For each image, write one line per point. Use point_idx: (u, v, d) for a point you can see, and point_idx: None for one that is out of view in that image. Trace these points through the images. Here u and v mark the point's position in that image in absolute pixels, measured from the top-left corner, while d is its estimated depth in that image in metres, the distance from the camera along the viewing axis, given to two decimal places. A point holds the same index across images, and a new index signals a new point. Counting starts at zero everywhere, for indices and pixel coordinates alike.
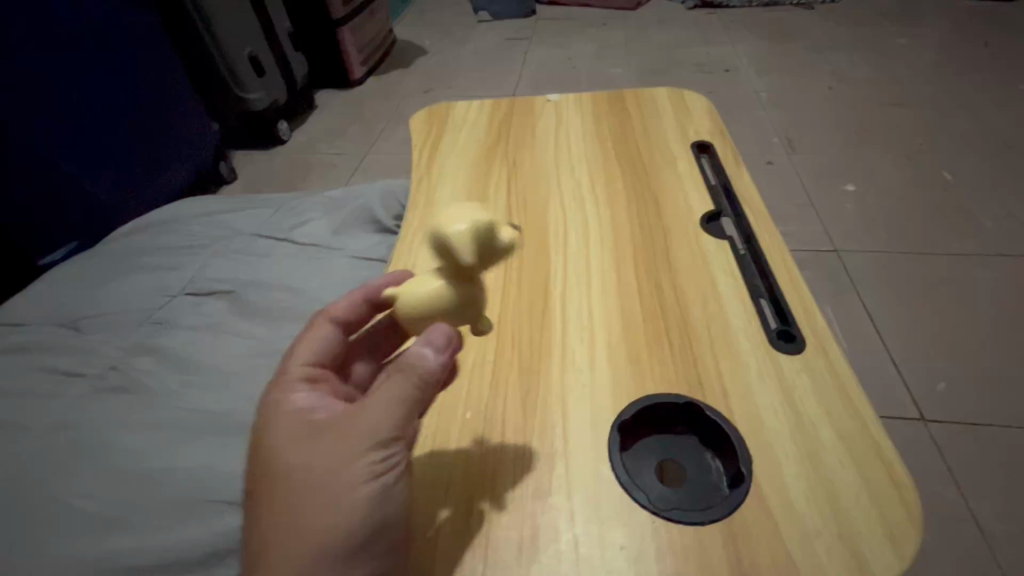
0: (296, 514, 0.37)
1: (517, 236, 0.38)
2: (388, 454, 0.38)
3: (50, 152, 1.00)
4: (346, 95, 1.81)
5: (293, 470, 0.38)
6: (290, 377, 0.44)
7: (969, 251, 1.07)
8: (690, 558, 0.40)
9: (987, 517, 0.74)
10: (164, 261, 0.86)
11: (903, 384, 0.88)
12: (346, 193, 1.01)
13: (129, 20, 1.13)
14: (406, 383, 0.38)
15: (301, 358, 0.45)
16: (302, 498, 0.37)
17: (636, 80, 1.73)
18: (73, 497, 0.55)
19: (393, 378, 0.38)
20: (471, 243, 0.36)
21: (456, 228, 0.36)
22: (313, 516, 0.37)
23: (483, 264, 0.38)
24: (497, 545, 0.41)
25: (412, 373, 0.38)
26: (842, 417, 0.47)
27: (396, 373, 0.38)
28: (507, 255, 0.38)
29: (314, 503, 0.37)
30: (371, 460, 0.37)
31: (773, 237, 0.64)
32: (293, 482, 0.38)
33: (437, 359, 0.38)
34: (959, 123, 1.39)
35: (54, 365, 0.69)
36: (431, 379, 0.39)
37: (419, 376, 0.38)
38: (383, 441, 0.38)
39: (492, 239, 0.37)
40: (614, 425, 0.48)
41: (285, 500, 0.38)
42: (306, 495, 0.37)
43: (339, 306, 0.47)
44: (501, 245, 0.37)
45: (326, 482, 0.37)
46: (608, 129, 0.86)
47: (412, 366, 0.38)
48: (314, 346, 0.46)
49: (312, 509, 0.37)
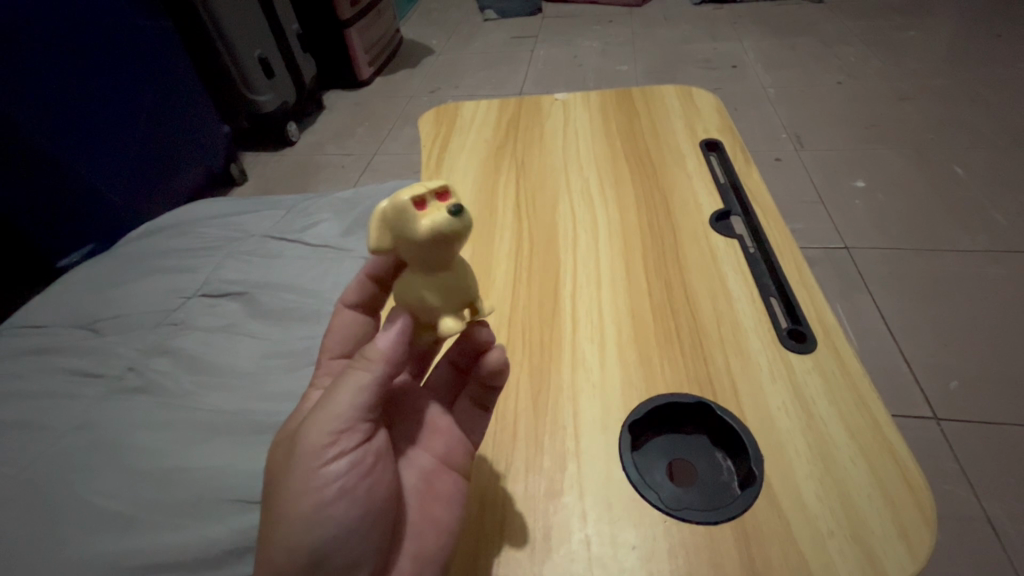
0: (273, 509, 0.38)
1: (444, 220, 0.35)
2: (329, 459, 0.37)
3: (67, 154, 1.01)
4: (354, 96, 1.82)
5: (275, 468, 0.39)
6: (319, 374, 0.47)
7: (982, 247, 1.06)
8: (702, 558, 0.40)
9: (1000, 517, 0.74)
10: (178, 262, 0.87)
11: (914, 382, 0.88)
12: (356, 194, 1.02)
13: (141, 26, 1.15)
14: (356, 379, 0.37)
15: (330, 352, 0.47)
16: (277, 492, 0.38)
17: (643, 77, 1.72)
18: (95, 496, 0.56)
19: (352, 368, 0.38)
20: (377, 221, 0.37)
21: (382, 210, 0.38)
22: (273, 522, 0.37)
23: (403, 248, 0.37)
24: (511, 544, 0.42)
25: (367, 361, 0.38)
26: (854, 417, 0.47)
27: (356, 362, 0.38)
28: (431, 239, 0.35)
29: (282, 497, 0.37)
30: (315, 465, 0.37)
31: (784, 236, 0.64)
32: (273, 478, 0.39)
33: (387, 340, 0.38)
34: (970, 117, 1.38)
35: (73, 366, 0.70)
36: (387, 364, 0.38)
37: (372, 362, 0.38)
38: (338, 429, 0.37)
39: (394, 216, 0.36)
40: (626, 425, 0.48)
41: (269, 497, 0.39)
42: (278, 488, 0.38)
43: (348, 291, 0.47)
44: (413, 224, 0.35)
45: (290, 473, 0.37)
46: (616, 128, 0.86)
47: (369, 354, 0.38)
48: (339, 336, 0.47)
49: (279, 507, 0.37)
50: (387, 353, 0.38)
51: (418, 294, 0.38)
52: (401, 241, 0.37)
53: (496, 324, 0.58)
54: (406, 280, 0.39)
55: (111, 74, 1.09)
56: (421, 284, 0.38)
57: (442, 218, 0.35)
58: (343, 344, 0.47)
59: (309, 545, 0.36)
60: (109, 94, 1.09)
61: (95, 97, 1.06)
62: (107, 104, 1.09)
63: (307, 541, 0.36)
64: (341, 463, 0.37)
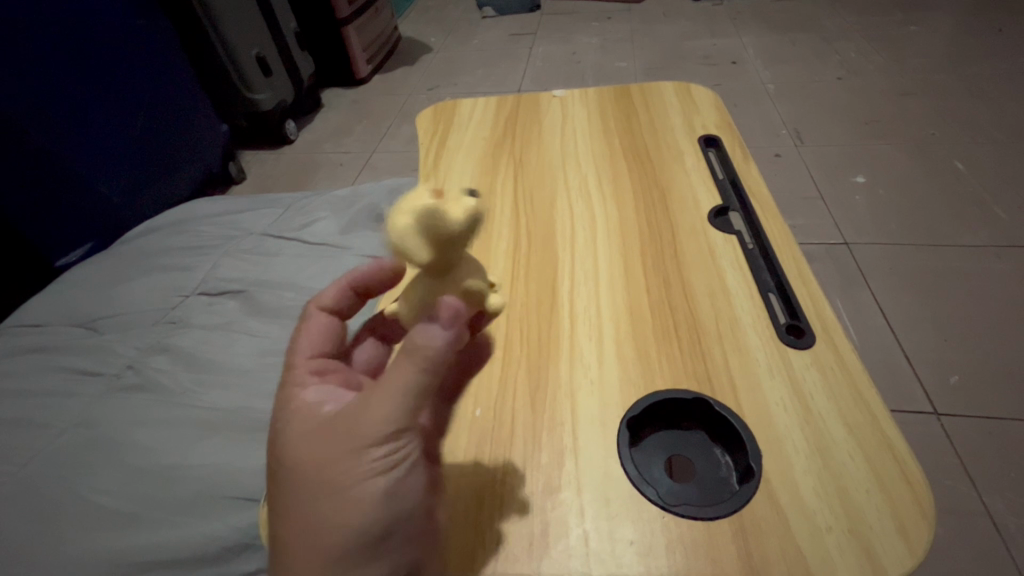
0: (303, 509, 0.37)
1: (474, 209, 0.37)
2: (389, 450, 0.37)
3: (64, 153, 1.01)
4: (352, 94, 1.82)
5: (300, 466, 0.37)
6: (297, 374, 0.42)
7: (982, 242, 1.06)
8: (700, 554, 0.40)
9: (1001, 512, 0.74)
10: (176, 261, 0.87)
11: (914, 377, 0.88)
12: (354, 192, 1.01)
13: (137, 25, 1.14)
14: (414, 373, 0.36)
15: (305, 352, 0.44)
16: (310, 493, 0.37)
17: (642, 73, 1.72)
18: (94, 494, 0.57)
19: (395, 364, 0.37)
20: (414, 239, 0.36)
21: (393, 228, 0.37)
22: (325, 514, 0.36)
23: (440, 251, 0.38)
24: (508, 542, 0.42)
25: (414, 357, 0.36)
26: (852, 411, 0.47)
27: (400, 357, 0.37)
28: (468, 231, 0.38)
29: (319, 497, 0.37)
30: (375, 457, 0.36)
31: (783, 231, 0.64)
32: (300, 475, 0.37)
33: (445, 336, 0.37)
34: (971, 112, 1.37)
35: (71, 365, 0.70)
36: (444, 359, 0.37)
37: (431, 358, 0.36)
38: (397, 422, 0.36)
39: (430, 223, 0.36)
40: (624, 422, 0.48)
41: (294, 496, 0.37)
42: (327, 480, 0.37)
43: (326, 294, 0.47)
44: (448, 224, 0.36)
45: (330, 472, 0.36)
46: (614, 124, 0.86)
47: (418, 350, 0.36)
48: (313, 337, 0.45)
49: (332, 499, 0.36)
50: (435, 352, 0.36)
51: (467, 287, 0.42)
52: (443, 244, 0.37)
53: (494, 320, 0.58)
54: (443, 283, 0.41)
55: (109, 73, 1.09)
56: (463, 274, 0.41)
57: (472, 208, 0.37)
58: (319, 343, 0.45)
59: (370, 532, 0.37)
60: (105, 93, 1.09)
61: (93, 96, 1.06)
62: (104, 104, 1.08)
63: (368, 528, 0.36)
64: (398, 454, 0.37)
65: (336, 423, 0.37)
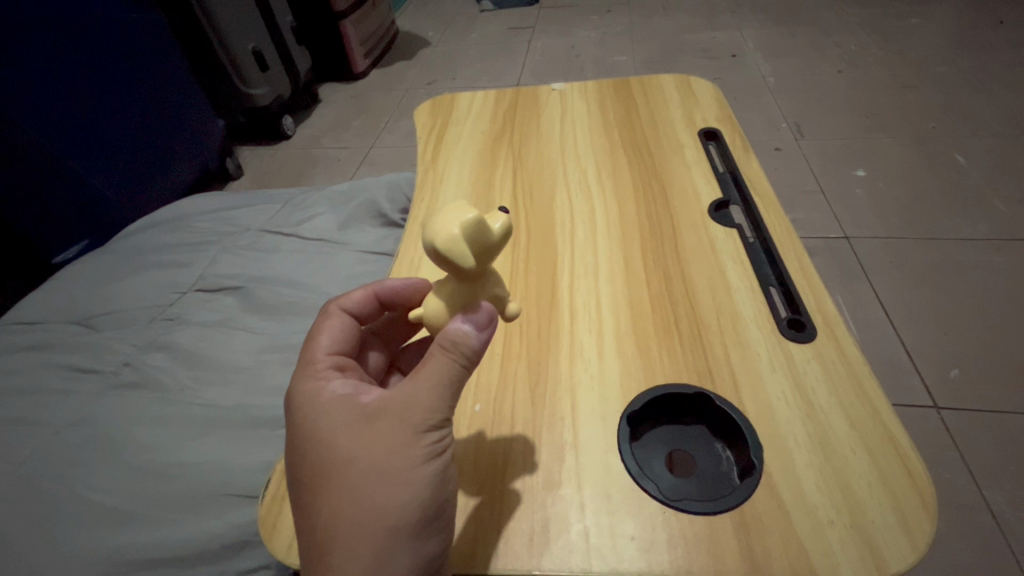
0: (350, 500, 0.36)
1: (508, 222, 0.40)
2: (439, 435, 0.37)
3: (62, 152, 1.01)
4: (350, 89, 1.81)
5: (343, 455, 0.36)
6: (319, 368, 0.42)
7: (982, 236, 1.05)
8: (701, 548, 0.40)
9: (999, 504, 0.74)
10: (174, 257, 0.87)
11: (914, 371, 0.87)
12: (351, 186, 1.01)
13: (132, 18, 1.13)
14: (457, 363, 0.37)
15: (325, 348, 0.43)
16: (358, 483, 0.36)
17: (641, 67, 1.71)
18: (90, 491, 0.56)
19: (433, 357, 0.37)
20: (464, 244, 0.37)
21: (441, 234, 0.37)
22: (381, 500, 0.35)
23: (481, 257, 0.39)
24: (508, 537, 0.42)
25: (451, 349, 0.37)
26: (854, 405, 0.47)
27: (438, 351, 0.37)
28: (503, 240, 0.40)
29: (376, 483, 0.36)
30: (428, 441, 0.37)
31: (784, 224, 0.63)
32: (343, 465, 0.36)
33: (481, 336, 0.38)
34: (972, 105, 1.37)
35: (68, 362, 0.69)
36: (479, 355, 0.38)
37: (471, 352, 0.38)
38: (445, 406, 0.37)
39: (480, 234, 0.38)
40: (623, 416, 0.48)
41: (338, 489, 0.36)
42: (379, 467, 0.36)
43: (350, 297, 0.46)
44: (490, 232, 0.38)
45: (378, 461, 0.36)
46: (613, 117, 0.85)
47: (456, 345, 0.37)
48: (334, 335, 0.44)
49: (389, 486, 0.35)
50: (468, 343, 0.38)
51: (494, 294, 0.42)
52: (484, 251, 0.39)
53: None
54: (471, 289, 0.41)
55: (104, 68, 1.08)
56: (493, 282, 0.42)
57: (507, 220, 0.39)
58: (340, 340, 0.44)
59: (425, 519, 0.36)
60: (104, 89, 1.09)
61: (87, 91, 1.05)
62: (103, 100, 1.08)
63: (423, 515, 0.36)
64: (444, 439, 0.38)
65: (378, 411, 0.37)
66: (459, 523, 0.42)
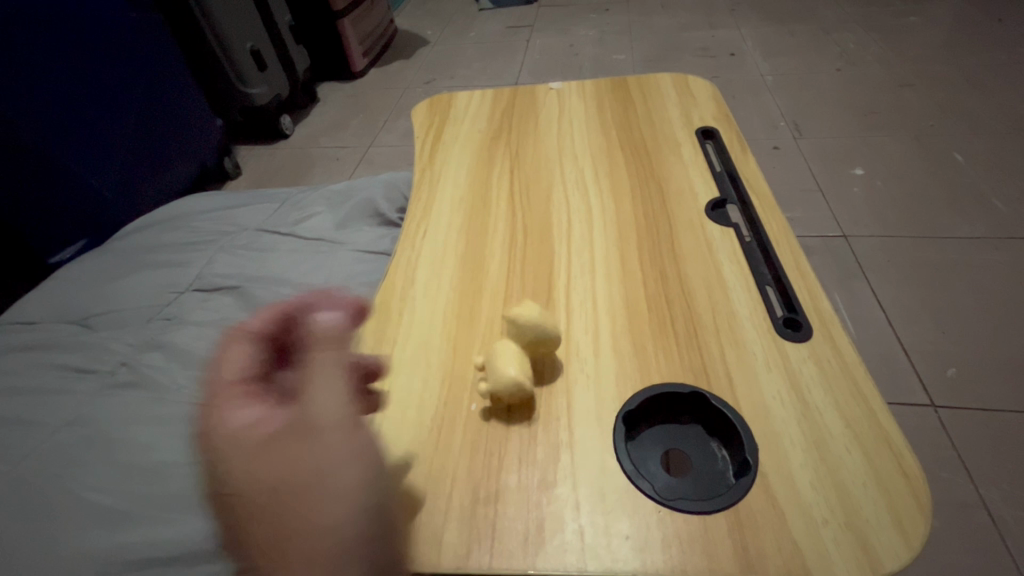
0: (284, 518, 0.39)
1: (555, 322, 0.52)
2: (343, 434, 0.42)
3: (60, 151, 1.01)
4: (349, 88, 1.81)
5: (268, 482, 0.40)
6: (228, 401, 0.45)
7: (980, 234, 1.05)
8: (695, 547, 0.40)
9: (996, 503, 0.74)
10: (171, 257, 0.87)
11: (911, 369, 0.88)
12: (348, 185, 1.01)
13: (130, 18, 1.13)
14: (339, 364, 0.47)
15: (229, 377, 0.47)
16: (287, 498, 0.39)
17: (639, 66, 1.71)
18: (87, 491, 0.56)
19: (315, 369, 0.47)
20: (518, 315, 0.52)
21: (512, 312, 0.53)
22: (311, 512, 0.39)
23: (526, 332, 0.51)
24: (502, 536, 0.42)
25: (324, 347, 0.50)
26: (849, 404, 0.47)
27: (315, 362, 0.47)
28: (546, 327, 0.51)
29: (301, 494, 0.39)
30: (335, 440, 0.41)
31: (780, 224, 0.63)
32: (302, 476, 0.40)
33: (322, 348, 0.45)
34: (971, 104, 1.36)
35: (66, 363, 0.70)
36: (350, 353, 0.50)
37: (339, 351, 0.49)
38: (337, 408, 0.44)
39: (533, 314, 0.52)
40: (619, 416, 0.48)
41: (290, 507, 0.39)
42: (291, 469, 0.40)
43: (253, 326, 0.51)
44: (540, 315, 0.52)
45: (340, 474, 0.40)
46: (611, 116, 0.85)
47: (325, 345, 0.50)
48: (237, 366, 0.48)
49: (313, 492, 0.39)
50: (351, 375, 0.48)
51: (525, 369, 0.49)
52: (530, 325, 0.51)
53: (492, 314, 0.57)
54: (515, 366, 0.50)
55: (102, 68, 1.08)
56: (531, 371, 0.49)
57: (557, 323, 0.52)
58: (244, 368, 0.47)
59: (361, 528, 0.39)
60: (101, 89, 1.08)
61: (85, 91, 1.05)
62: (100, 99, 1.08)
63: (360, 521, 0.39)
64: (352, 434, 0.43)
65: (298, 421, 0.42)
66: (453, 523, 0.43)
